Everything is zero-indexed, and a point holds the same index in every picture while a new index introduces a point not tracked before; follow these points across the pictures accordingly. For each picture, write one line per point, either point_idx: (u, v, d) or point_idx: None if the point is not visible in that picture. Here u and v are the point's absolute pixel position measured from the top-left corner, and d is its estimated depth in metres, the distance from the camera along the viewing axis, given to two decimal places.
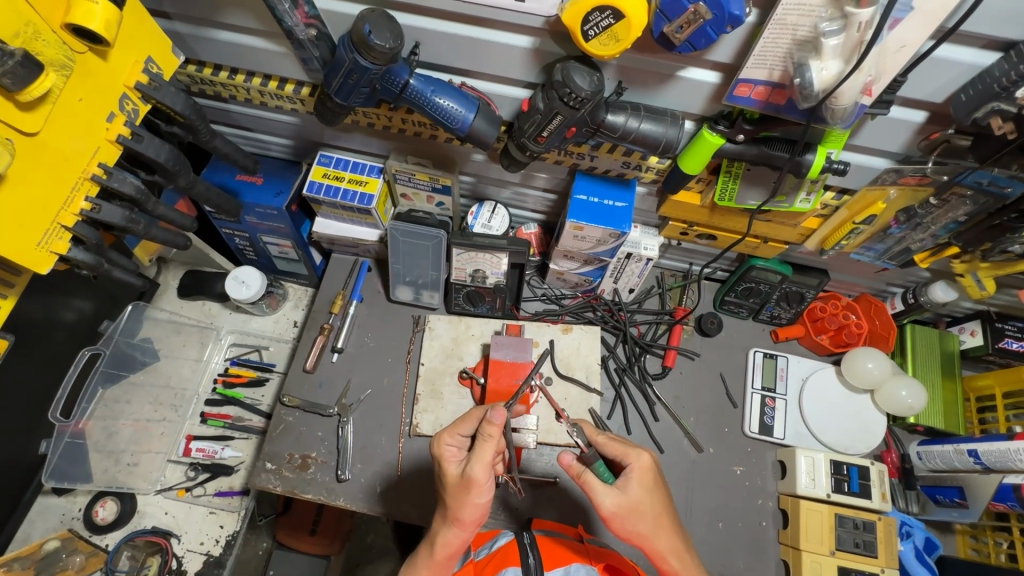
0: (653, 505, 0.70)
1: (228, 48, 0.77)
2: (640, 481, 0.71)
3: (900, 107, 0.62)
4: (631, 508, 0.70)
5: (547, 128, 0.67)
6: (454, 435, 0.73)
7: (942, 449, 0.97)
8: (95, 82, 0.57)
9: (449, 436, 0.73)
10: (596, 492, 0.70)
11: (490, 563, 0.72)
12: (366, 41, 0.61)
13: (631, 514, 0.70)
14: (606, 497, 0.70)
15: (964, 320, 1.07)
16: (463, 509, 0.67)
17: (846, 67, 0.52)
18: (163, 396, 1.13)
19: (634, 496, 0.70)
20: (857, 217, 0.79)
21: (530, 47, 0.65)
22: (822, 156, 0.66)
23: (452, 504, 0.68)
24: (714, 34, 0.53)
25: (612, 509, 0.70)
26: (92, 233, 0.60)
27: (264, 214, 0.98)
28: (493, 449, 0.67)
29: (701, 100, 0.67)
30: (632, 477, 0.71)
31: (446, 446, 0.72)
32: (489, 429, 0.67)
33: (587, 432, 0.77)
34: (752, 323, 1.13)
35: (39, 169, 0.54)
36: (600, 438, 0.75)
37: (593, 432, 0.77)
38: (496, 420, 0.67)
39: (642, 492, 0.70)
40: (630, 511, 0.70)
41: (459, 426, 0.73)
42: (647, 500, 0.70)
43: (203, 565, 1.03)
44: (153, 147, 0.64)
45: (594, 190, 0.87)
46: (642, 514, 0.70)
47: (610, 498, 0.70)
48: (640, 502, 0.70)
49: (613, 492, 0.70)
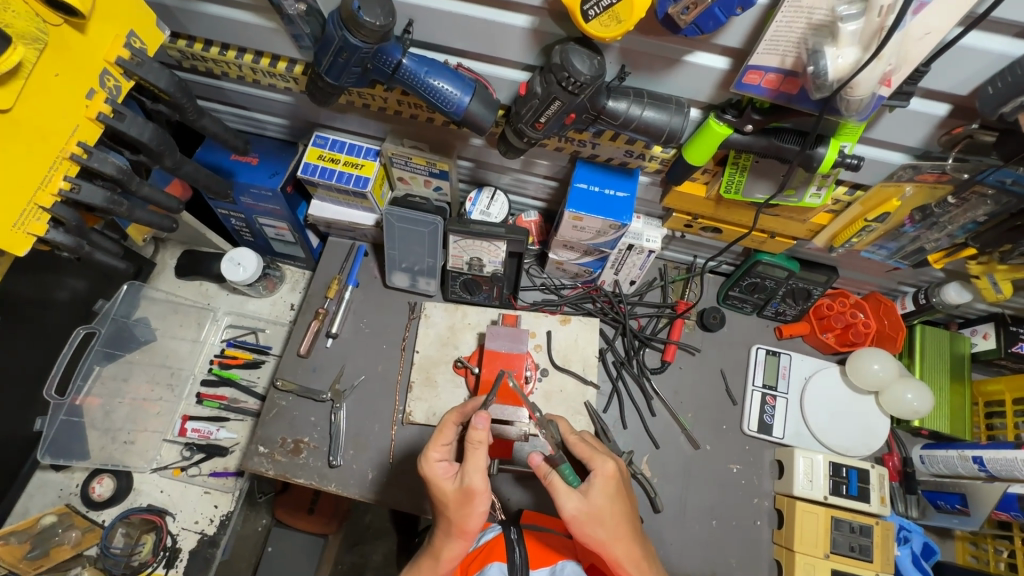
0: (614, 514, 0.67)
1: (216, 22, 0.74)
2: (603, 488, 0.68)
3: (921, 99, 0.58)
4: (590, 514, 0.66)
5: (545, 113, 0.64)
6: (440, 448, 0.70)
7: (946, 454, 0.94)
8: (72, 56, 0.55)
9: (436, 451, 0.70)
10: (558, 493, 0.67)
11: (476, 557, 0.71)
12: (356, 18, 0.58)
13: (592, 521, 0.66)
14: (567, 501, 0.66)
15: (977, 322, 1.03)
16: (470, 520, 0.67)
17: (864, 55, 0.49)
18: (160, 375, 1.13)
19: (596, 501, 0.67)
20: (870, 214, 0.74)
21: (529, 27, 0.61)
22: (834, 150, 0.62)
23: (455, 517, 0.67)
24: (723, 16, 0.50)
25: (573, 513, 0.66)
26: (72, 214, 0.58)
27: (258, 195, 0.96)
28: (484, 453, 0.67)
29: (710, 86, 0.63)
30: (595, 483, 0.68)
31: (435, 462, 0.69)
32: (474, 436, 0.66)
33: (564, 431, 0.78)
34: (757, 319, 1.10)
35: (12, 147, 0.51)
36: (573, 439, 0.75)
37: (569, 432, 0.78)
38: (479, 424, 0.67)
39: (604, 500, 0.67)
40: (591, 516, 0.66)
41: (441, 438, 0.71)
42: (609, 509, 0.67)
43: (197, 543, 1.04)
44: (136, 126, 0.62)
45: (596, 179, 0.84)
46: (601, 521, 0.66)
47: (572, 501, 0.66)
48: (602, 509, 0.66)
49: (575, 496, 0.67)
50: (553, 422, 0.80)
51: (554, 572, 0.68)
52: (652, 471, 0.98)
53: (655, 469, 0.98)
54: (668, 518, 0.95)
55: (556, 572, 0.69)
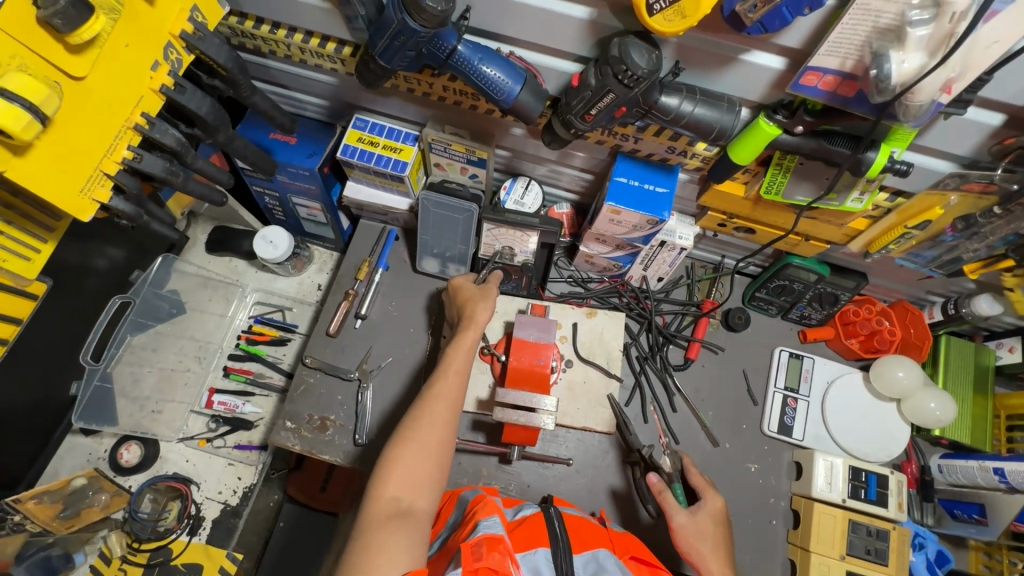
0: (716, 537, 0.78)
1: (272, 0, 0.75)
2: (710, 512, 0.80)
3: (976, 109, 0.58)
4: (694, 529, 0.78)
5: (596, 105, 0.65)
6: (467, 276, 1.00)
7: (965, 464, 0.95)
8: (141, 28, 0.56)
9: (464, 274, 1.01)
10: (671, 508, 0.79)
11: (518, 532, 0.72)
12: (418, 2, 0.59)
13: (695, 535, 0.77)
14: (678, 515, 0.79)
15: (1003, 335, 1.04)
16: (482, 312, 0.90)
17: (930, 61, 0.49)
18: (189, 348, 1.15)
19: (702, 518, 0.79)
20: (910, 222, 0.75)
21: (586, 19, 0.62)
22: (884, 155, 0.62)
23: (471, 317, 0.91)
24: (790, 16, 0.50)
25: (680, 523, 0.78)
26: (133, 182, 0.59)
27: (296, 174, 0.97)
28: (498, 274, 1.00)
29: (763, 86, 0.63)
30: (704, 507, 0.80)
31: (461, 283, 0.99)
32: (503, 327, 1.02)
33: (685, 460, 0.89)
34: (781, 321, 1.11)
35: (83, 114, 0.52)
36: (691, 469, 0.87)
37: (690, 464, 0.89)
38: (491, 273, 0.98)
39: (709, 521, 0.79)
40: (694, 530, 0.78)
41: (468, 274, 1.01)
42: (713, 530, 0.78)
43: (220, 513, 1.07)
44: (195, 99, 0.63)
45: (635, 174, 0.84)
46: (705, 537, 0.77)
47: (682, 514, 0.79)
48: (704, 526, 0.78)
49: (685, 512, 0.79)
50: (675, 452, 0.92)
51: (596, 556, 0.69)
52: None
53: None
54: None
55: (597, 558, 0.69)
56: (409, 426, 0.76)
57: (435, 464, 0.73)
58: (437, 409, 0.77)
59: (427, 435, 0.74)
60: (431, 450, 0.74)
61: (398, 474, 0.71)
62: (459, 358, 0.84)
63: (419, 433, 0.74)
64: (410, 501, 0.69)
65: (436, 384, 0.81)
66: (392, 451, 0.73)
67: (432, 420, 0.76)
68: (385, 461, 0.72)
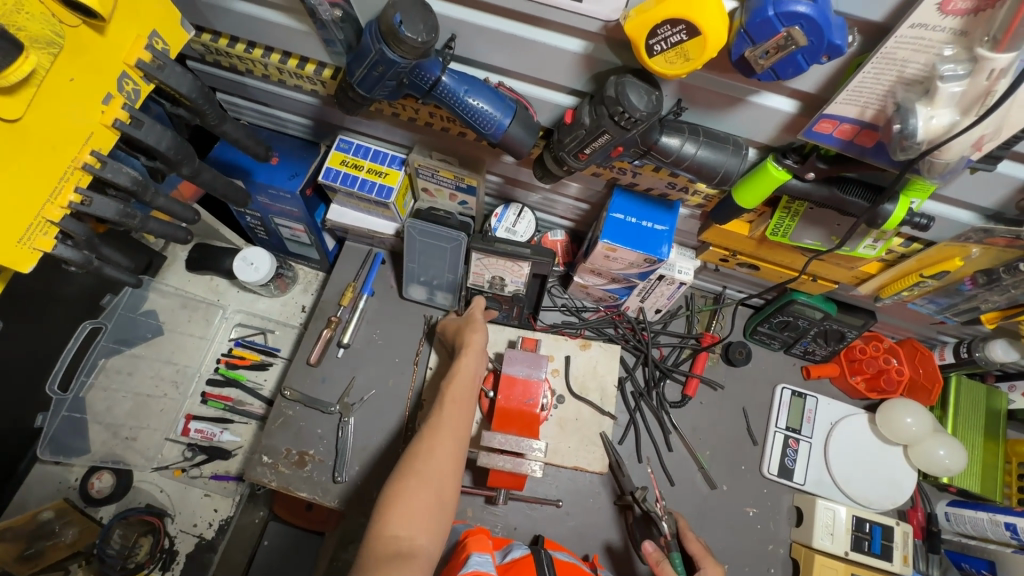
0: None
1: (245, 20, 0.70)
2: None
3: (1010, 162, 0.52)
4: None
5: (590, 145, 0.60)
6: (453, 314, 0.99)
7: (974, 515, 0.90)
8: (88, 60, 0.50)
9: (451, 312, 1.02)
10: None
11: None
12: (396, 33, 0.54)
13: None
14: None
15: (1016, 377, 0.99)
16: (476, 338, 0.89)
17: (961, 119, 0.44)
18: (165, 372, 1.10)
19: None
20: (927, 271, 0.69)
21: (581, 53, 0.57)
22: (903, 207, 0.57)
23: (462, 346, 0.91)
24: (805, 63, 0.45)
25: None
26: (82, 227, 0.54)
27: (276, 196, 0.92)
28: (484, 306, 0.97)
29: (772, 129, 0.58)
30: None
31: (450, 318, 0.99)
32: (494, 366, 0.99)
33: (680, 524, 0.84)
34: (783, 355, 1.06)
35: (20, 158, 0.47)
36: (688, 534, 0.82)
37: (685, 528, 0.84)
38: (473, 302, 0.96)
39: None
40: None
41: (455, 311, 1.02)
42: None
43: (195, 547, 1.02)
44: (154, 133, 0.58)
45: (633, 210, 0.79)
46: None
47: None
48: None
49: None
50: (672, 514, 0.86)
51: None
52: None
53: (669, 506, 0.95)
54: None
55: None
56: (408, 460, 0.73)
57: (437, 500, 0.70)
58: (441, 440, 0.75)
59: (432, 465, 0.72)
60: (433, 482, 0.71)
61: (399, 510, 0.67)
62: (456, 388, 0.82)
63: (420, 466, 0.71)
64: (411, 538, 0.66)
65: (436, 417, 0.79)
66: (391, 487, 0.70)
67: (435, 453, 0.74)
68: (383, 501, 0.69)
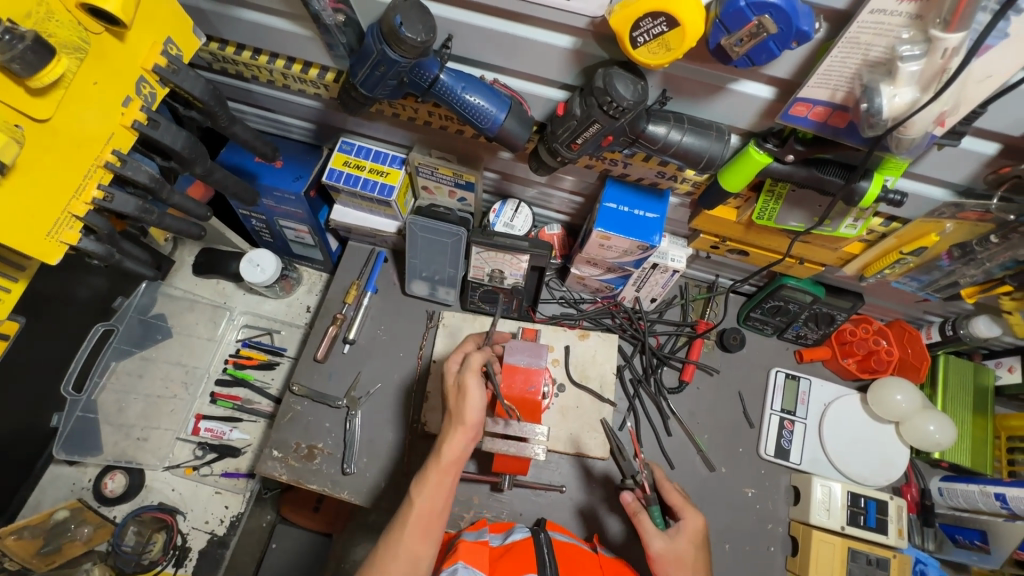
0: (696, 563, 0.68)
1: (251, 28, 0.73)
2: (690, 535, 0.69)
3: (972, 138, 0.56)
4: (675, 558, 0.68)
5: (581, 135, 0.63)
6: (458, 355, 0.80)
7: (966, 488, 0.93)
8: (110, 65, 0.54)
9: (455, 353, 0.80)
10: (646, 534, 0.69)
11: (506, 558, 0.69)
12: (397, 33, 0.57)
13: (674, 564, 0.67)
14: (655, 540, 0.68)
15: (1002, 354, 1.02)
16: (467, 411, 0.70)
17: (922, 96, 0.48)
18: (175, 373, 1.13)
19: (681, 547, 0.68)
20: (906, 248, 0.73)
21: (571, 48, 0.60)
22: (877, 184, 0.61)
23: (455, 405, 0.72)
24: (777, 49, 0.48)
25: (658, 552, 0.68)
26: (103, 222, 0.58)
27: (282, 198, 0.95)
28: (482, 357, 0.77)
29: (752, 115, 0.62)
30: (682, 529, 0.69)
31: (450, 363, 0.78)
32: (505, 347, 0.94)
33: (657, 473, 0.76)
34: (776, 341, 1.09)
35: (48, 156, 0.51)
36: (667, 483, 0.74)
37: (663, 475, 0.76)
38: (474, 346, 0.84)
39: (689, 546, 0.68)
40: (674, 560, 0.67)
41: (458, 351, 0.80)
42: (693, 559, 0.68)
43: (207, 543, 1.04)
44: (170, 134, 0.61)
45: (625, 199, 0.83)
46: (683, 566, 0.67)
47: (658, 542, 0.68)
48: (686, 554, 0.68)
49: (662, 537, 0.68)
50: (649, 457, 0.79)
51: None
52: None
53: None
54: None
55: None
56: (378, 549, 0.67)
57: None
58: (417, 527, 0.68)
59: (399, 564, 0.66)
60: None
61: None
62: (450, 451, 0.70)
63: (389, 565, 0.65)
64: None
65: (417, 491, 0.70)
66: None
67: (406, 545, 0.67)
68: None
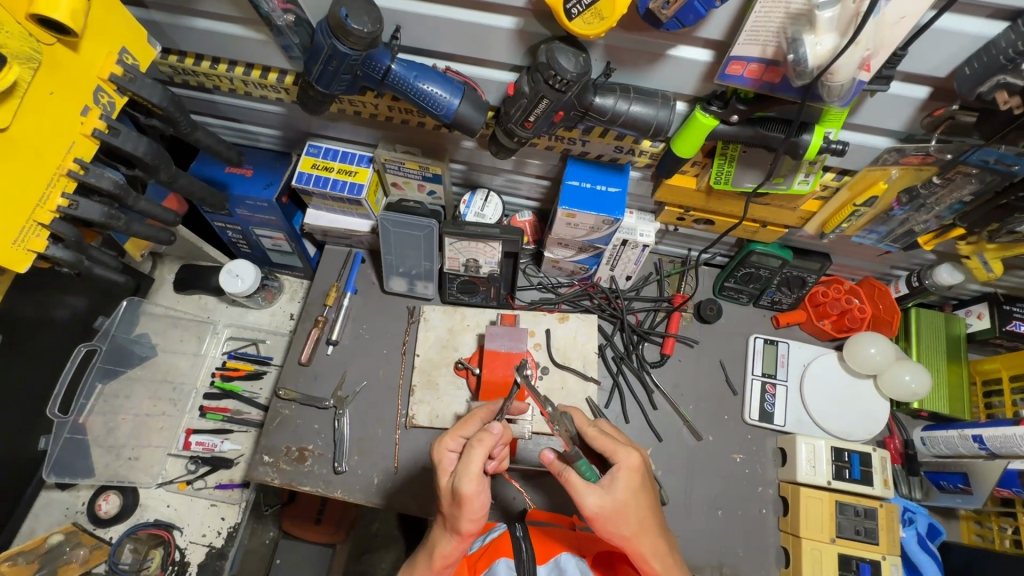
0: (638, 508, 0.64)
1: (208, 36, 0.75)
2: (627, 482, 0.64)
3: (901, 83, 0.59)
4: (614, 511, 0.63)
5: (534, 112, 0.65)
6: (455, 437, 0.68)
7: (945, 435, 0.95)
8: (67, 74, 0.56)
9: (449, 441, 0.67)
10: (578, 490, 0.63)
11: (484, 555, 0.71)
12: (344, 26, 0.59)
13: (615, 516, 0.63)
14: (589, 496, 0.63)
15: (971, 303, 1.05)
16: (463, 523, 0.61)
17: (842, 40, 0.50)
18: (162, 390, 1.13)
19: (619, 496, 0.64)
20: (858, 199, 0.75)
21: (514, 28, 0.63)
22: (819, 136, 0.63)
23: (449, 514, 0.63)
24: (702, 8, 0.51)
25: (595, 510, 0.63)
26: (71, 229, 0.59)
27: (254, 207, 0.96)
28: (483, 455, 0.61)
29: (694, 80, 0.64)
30: (618, 477, 0.65)
31: (446, 451, 0.67)
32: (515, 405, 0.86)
33: (577, 422, 0.73)
34: (753, 309, 1.11)
35: (9, 166, 0.52)
36: (590, 429, 0.71)
37: (584, 422, 0.73)
38: (495, 428, 0.63)
39: (628, 493, 0.64)
40: (615, 512, 0.63)
41: (461, 428, 0.69)
42: (634, 503, 0.64)
43: (205, 556, 1.04)
44: (131, 141, 0.62)
45: (587, 176, 0.85)
46: (626, 517, 0.63)
47: (593, 497, 0.63)
48: (625, 504, 0.63)
49: (597, 492, 0.63)
50: (567, 415, 0.74)
51: (559, 563, 0.68)
52: (656, 465, 0.98)
53: (660, 462, 0.99)
54: (673, 510, 0.95)
55: (559, 564, 0.68)
56: None
57: None
58: None
59: None
60: None
61: None
62: (446, 548, 0.64)
63: None
64: None
65: None
66: None
67: None
68: None
